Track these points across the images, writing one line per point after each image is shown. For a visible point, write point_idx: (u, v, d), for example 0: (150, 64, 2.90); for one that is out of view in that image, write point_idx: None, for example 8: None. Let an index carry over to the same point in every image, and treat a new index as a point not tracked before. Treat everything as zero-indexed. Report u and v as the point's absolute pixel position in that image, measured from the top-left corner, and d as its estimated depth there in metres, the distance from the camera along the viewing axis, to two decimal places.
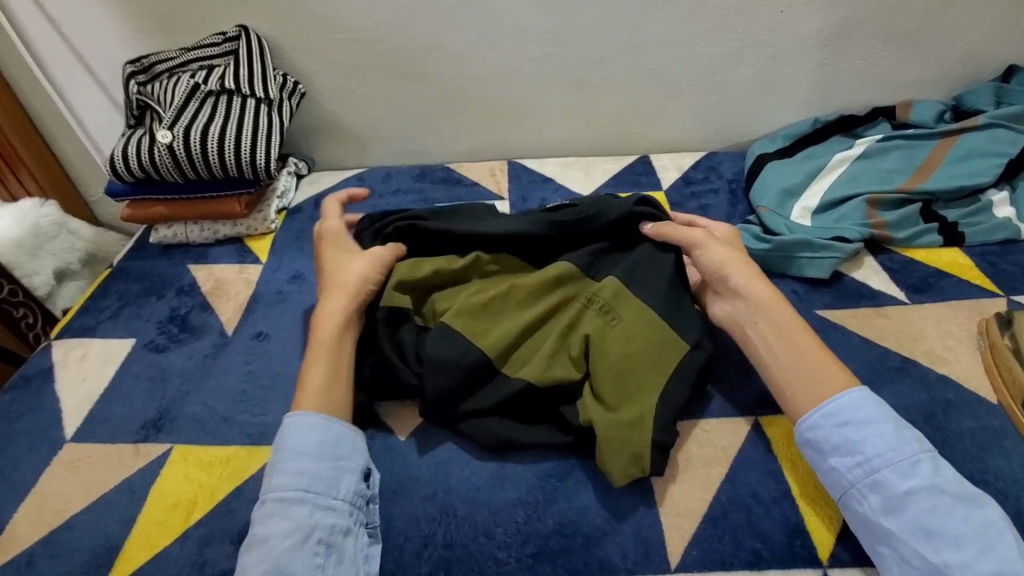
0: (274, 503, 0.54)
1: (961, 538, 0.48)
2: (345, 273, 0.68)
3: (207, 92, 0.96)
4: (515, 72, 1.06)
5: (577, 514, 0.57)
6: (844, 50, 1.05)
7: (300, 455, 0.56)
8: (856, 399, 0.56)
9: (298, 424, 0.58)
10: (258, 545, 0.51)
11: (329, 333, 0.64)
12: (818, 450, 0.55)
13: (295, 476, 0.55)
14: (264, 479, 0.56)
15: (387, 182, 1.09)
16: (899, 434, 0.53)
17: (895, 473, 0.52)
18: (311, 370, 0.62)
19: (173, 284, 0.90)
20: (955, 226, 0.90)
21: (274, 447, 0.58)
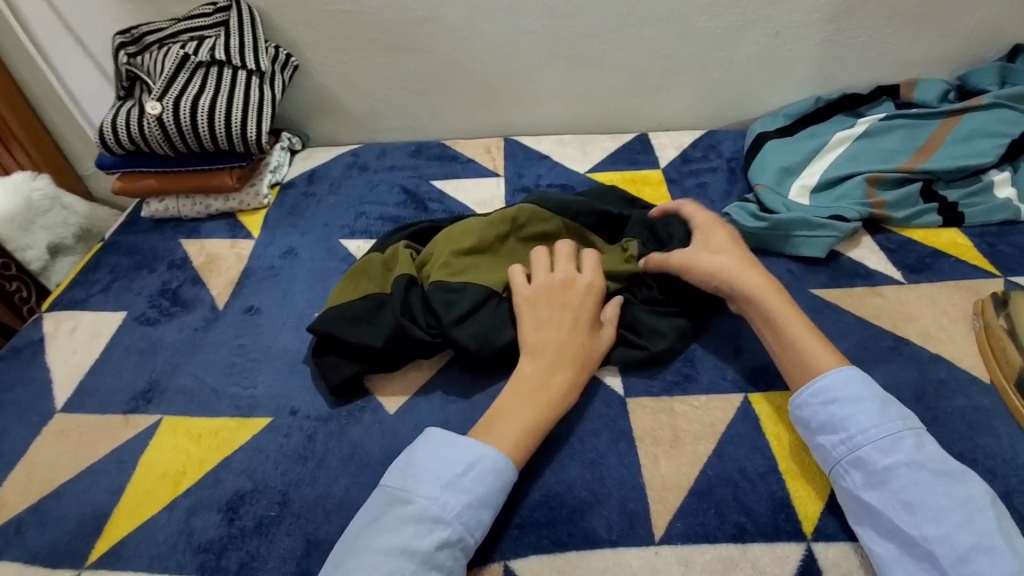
0: (453, 534, 0.50)
1: (940, 511, 0.47)
2: (581, 336, 0.63)
3: (197, 64, 0.95)
4: (511, 46, 1.04)
5: (563, 487, 0.57)
6: (849, 27, 1.02)
7: (492, 505, 0.52)
8: (843, 378, 0.56)
9: (508, 475, 0.53)
10: (421, 567, 0.48)
11: (564, 402, 0.59)
12: (808, 426, 0.56)
13: (478, 523, 0.51)
14: (450, 501, 0.51)
15: (381, 158, 1.08)
16: (884, 411, 0.53)
17: (876, 449, 0.52)
18: (525, 427, 0.56)
19: (165, 258, 0.89)
20: (956, 206, 0.89)
21: (470, 470, 0.52)
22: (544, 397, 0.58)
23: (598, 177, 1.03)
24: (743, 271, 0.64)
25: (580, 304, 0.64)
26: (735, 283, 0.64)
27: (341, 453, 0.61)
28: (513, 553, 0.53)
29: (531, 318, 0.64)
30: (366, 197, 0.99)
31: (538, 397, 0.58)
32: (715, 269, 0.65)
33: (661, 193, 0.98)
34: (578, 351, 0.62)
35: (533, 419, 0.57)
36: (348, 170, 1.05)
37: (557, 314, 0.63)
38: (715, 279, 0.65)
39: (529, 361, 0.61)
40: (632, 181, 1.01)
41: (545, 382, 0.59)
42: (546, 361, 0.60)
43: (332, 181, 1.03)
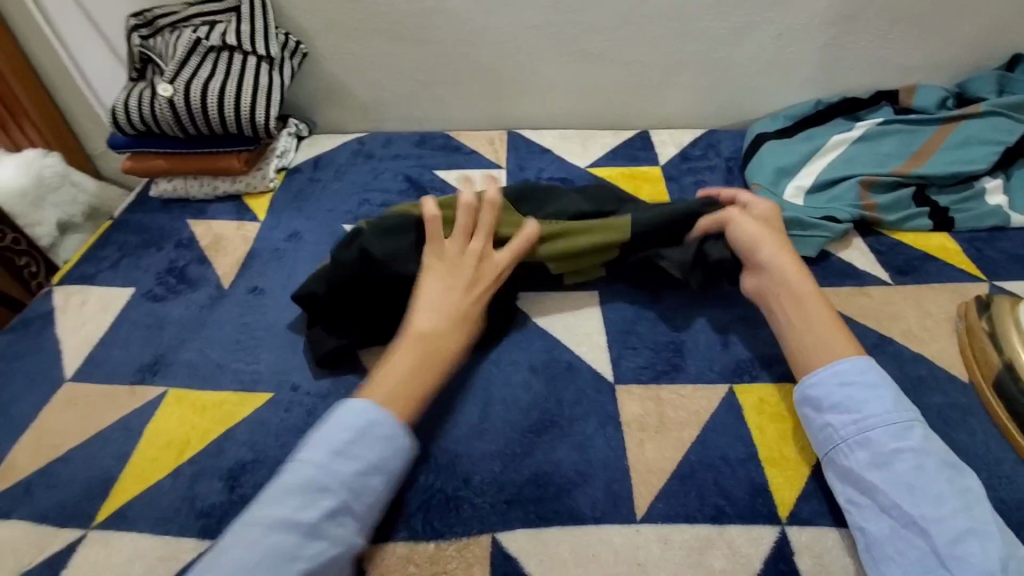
0: (339, 502, 0.52)
1: (940, 495, 0.50)
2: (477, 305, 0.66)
3: (208, 48, 0.96)
4: (517, 40, 1.06)
5: (551, 466, 0.59)
6: (850, 31, 1.04)
7: (383, 468, 0.55)
8: (861, 366, 0.58)
9: (396, 441, 0.56)
10: (304, 537, 0.49)
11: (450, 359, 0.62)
12: (819, 406, 0.58)
13: (365, 488, 0.54)
14: (337, 471, 0.53)
15: (387, 146, 1.11)
16: (897, 401, 0.56)
17: (887, 432, 0.54)
18: (413, 382, 0.59)
19: (172, 237, 0.92)
20: (947, 211, 0.91)
21: (361, 437, 0.55)
22: (436, 353, 0.61)
23: (598, 172, 1.05)
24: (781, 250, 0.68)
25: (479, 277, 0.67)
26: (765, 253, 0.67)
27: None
28: (501, 526, 0.55)
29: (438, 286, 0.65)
30: (371, 184, 1.01)
31: (429, 352, 0.61)
32: (753, 235, 0.69)
33: (659, 189, 1.00)
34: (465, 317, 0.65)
35: (417, 374, 0.60)
36: (353, 157, 1.08)
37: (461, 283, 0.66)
38: (751, 242, 0.68)
39: (423, 316, 0.63)
40: (632, 177, 1.03)
41: (439, 341, 0.62)
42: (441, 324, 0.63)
43: (337, 168, 1.05)
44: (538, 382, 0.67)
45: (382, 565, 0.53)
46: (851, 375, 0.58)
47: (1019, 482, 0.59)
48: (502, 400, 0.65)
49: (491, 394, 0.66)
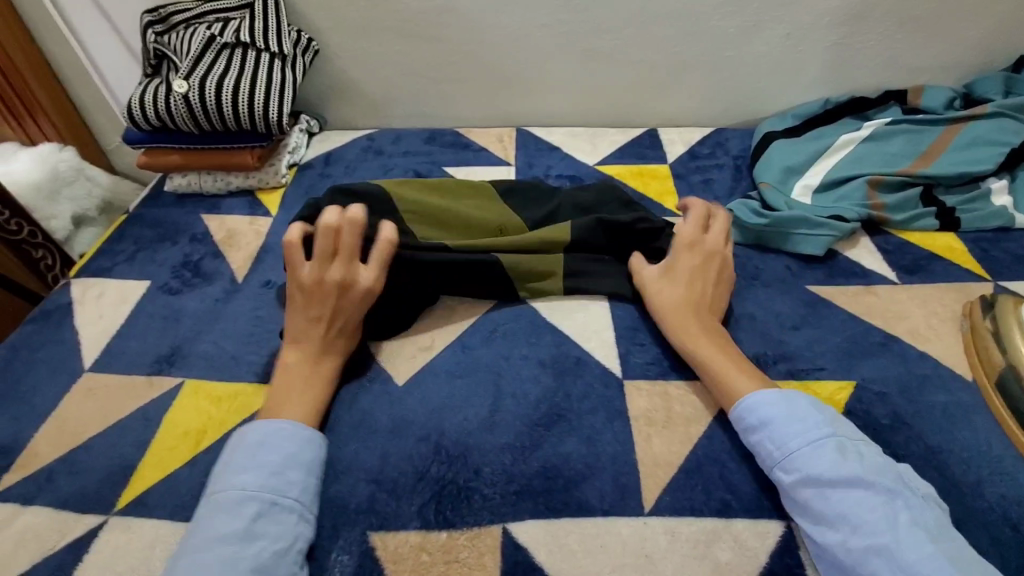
0: (264, 503, 0.52)
1: (839, 518, 0.50)
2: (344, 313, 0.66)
3: (222, 45, 0.98)
4: (527, 38, 1.07)
5: (560, 459, 0.60)
6: (859, 31, 1.04)
7: (297, 464, 0.56)
8: (770, 396, 0.58)
9: (301, 436, 0.58)
10: (243, 542, 0.49)
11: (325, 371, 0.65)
12: (750, 444, 0.58)
13: (289, 484, 0.54)
14: (247, 479, 0.53)
15: (396, 143, 1.12)
16: (810, 422, 0.55)
17: (782, 469, 0.55)
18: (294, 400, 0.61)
19: (186, 232, 0.93)
20: (953, 211, 0.91)
21: (260, 448, 0.56)
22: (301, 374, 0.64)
23: (606, 169, 1.06)
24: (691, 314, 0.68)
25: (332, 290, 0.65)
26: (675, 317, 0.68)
27: (351, 419, 0.65)
28: (511, 516, 0.56)
29: (302, 314, 0.66)
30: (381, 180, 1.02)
31: (297, 375, 0.63)
32: (660, 303, 0.70)
33: (667, 186, 1.01)
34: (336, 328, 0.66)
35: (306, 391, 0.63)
36: (363, 154, 1.09)
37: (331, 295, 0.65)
38: (661, 312, 0.69)
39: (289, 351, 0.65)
40: (640, 175, 1.04)
41: (298, 364, 0.64)
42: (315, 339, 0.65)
43: (348, 164, 1.06)
44: (547, 376, 0.68)
45: (395, 552, 0.55)
46: (763, 407, 0.58)
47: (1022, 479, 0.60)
48: (512, 394, 0.66)
49: (500, 388, 0.67)
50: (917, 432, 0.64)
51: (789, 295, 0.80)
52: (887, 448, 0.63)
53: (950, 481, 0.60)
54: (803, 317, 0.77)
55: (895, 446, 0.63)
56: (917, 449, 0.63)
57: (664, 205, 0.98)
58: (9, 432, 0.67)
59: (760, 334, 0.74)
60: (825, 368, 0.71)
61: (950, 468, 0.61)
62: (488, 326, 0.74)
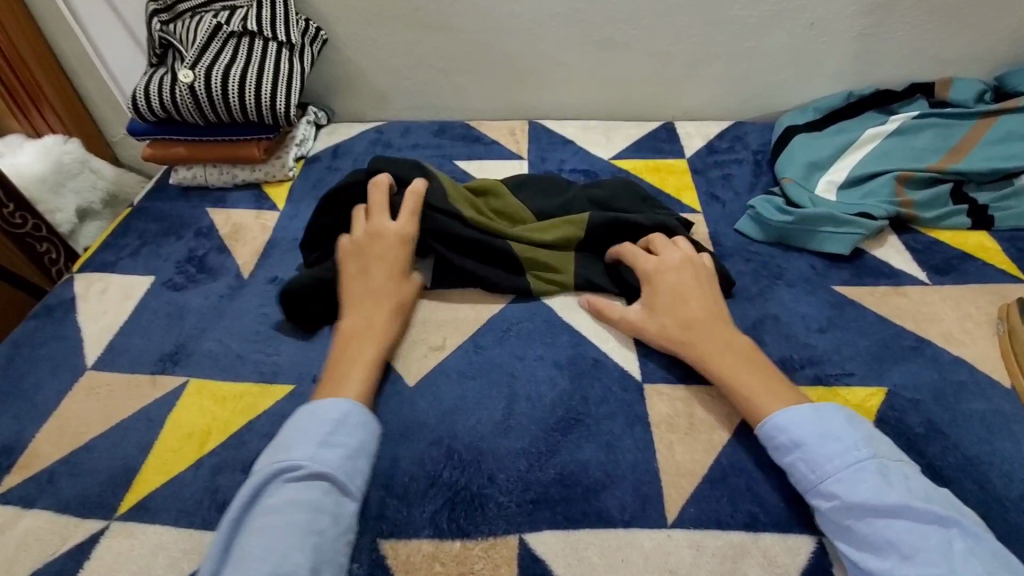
0: (335, 484, 0.52)
1: (887, 545, 0.47)
2: (398, 289, 0.68)
3: (229, 34, 0.95)
4: (540, 28, 1.04)
5: (579, 467, 0.58)
6: (887, 21, 1.00)
7: (365, 450, 0.55)
8: (803, 412, 0.55)
9: (374, 426, 0.57)
10: (312, 514, 0.49)
11: (378, 338, 0.64)
12: (784, 466, 0.55)
13: (357, 470, 0.54)
14: (331, 454, 0.53)
15: (406, 136, 1.09)
16: (849, 441, 0.52)
17: (820, 493, 0.52)
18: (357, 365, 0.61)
19: (192, 226, 0.91)
20: (985, 209, 0.88)
21: (342, 424, 0.55)
22: (360, 339, 0.63)
23: (622, 164, 1.03)
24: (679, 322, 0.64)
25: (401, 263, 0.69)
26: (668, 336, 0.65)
27: None
28: (528, 526, 0.54)
29: (358, 282, 0.67)
30: None
31: (356, 340, 0.63)
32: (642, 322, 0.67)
33: (685, 182, 0.98)
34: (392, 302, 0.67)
35: (364, 354, 0.62)
36: (372, 147, 1.06)
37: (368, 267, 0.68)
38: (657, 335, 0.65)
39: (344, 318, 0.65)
40: (657, 169, 1.01)
41: (364, 326, 0.64)
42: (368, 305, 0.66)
43: (356, 157, 1.04)
44: (564, 379, 0.65)
45: (407, 561, 0.52)
46: (794, 425, 0.55)
47: None
48: (526, 396, 0.64)
49: (514, 390, 0.64)
50: (953, 442, 0.61)
51: (815, 295, 0.77)
52: (922, 458, 0.59)
53: (990, 494, 0.57)
54: (830, 319, 0.74)
55: (931, 456, 0.60)
56: (953, 459, 0.60)
57: (682, 201, 0.95)
58: (10, 431, 0.65)
59: (785, 337, 0.71)
60: (854, 373, 0.68)
61: (989, 481, 0.58)
62: (500, 325, 0.71)
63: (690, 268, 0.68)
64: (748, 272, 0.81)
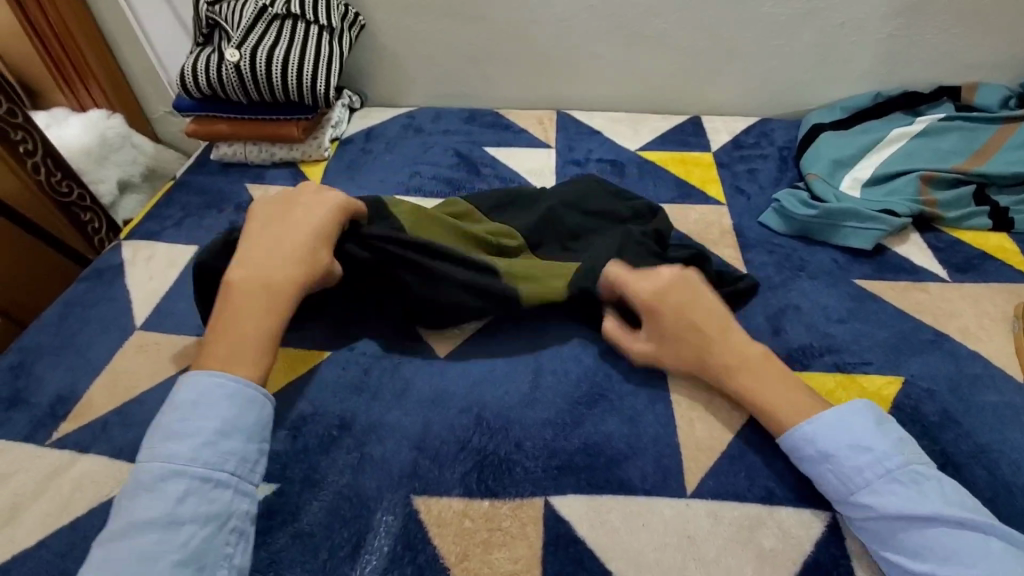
0: (196, 480, 0.51)
1: (924, 553, 0.49)
2: (314, 250, 0.63)
3: (273, 15, 0.98)
4: (573, 19, 1.06)
5: (602, 438, 0.60)
6: (918, 22, 1.01)
7: (233, 432, 0.54)
8: (832, 420, 0.55)
9: (235, 398, 0.55)
10: (167, 526, 0.48)
11: (270, 311, 0.60)
12: (816, 478, 0.55)
13: (224, 454, 0.53)
14: (180, 452, 0.52)
15: (436, 121, 1.12)
16: (880, 450, 0.53)
17: (852, 502, 0.53)
18: (245, 334, 0.58)
19: (232, 200, 0.94)
20: (1007, 211, 0.88)
21: (192, 411, 0.54)
22: (253, 303, 0.60)
23: (648, 155, 1.05)
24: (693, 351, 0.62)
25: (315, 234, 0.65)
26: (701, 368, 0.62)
27: (393, 386, 0.65)
28: (554, 491, 0.57)
29: (271, 241, 0.64)
30: (421, 158, 1.03)
31: (249, 302, 0.60)
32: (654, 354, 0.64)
33: (710, 175, 1.00)
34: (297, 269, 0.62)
35: (255, 320, 0.59)
36: (403, 131, 1.09)
37: (287, 233, 0.64)
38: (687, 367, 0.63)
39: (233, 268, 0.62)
40: (683, 162, 1.03)
41: (260, 288, 0.61)
42: (273, 267, 0.62)
43: (388, 140, 1.07)
44: (589, 357, 0.68)
45: (439, 516, 0.55)
46: (827, 438, 0.55)
47: None
48: (553, 371, 0.66)
49: (542, 364, 0.67)
50: (966, 431, 0.63)
51: (836, 288, 0.78)
52: (935, 445, 0.61)
53: (1002, 482, 0.59)
54: (850, 311, 0.75)
55: (945, 443, 0.61)
56: (966, 447, 0.61)
57: (706, 193, 0.96)
58: (66, 383, 0.70)
59: (805, 326, 0.73)
60: (872, 362, 0.69)
61: (1001, 469, 0.59)
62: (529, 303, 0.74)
63: (685, 283, 0.64)
64: (770, 263, 0.83)
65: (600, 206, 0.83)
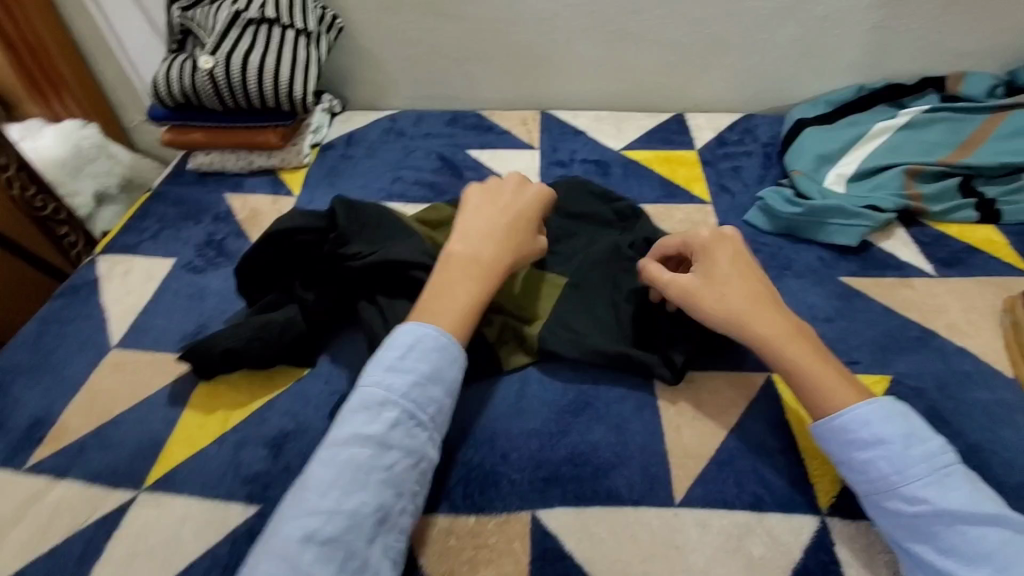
0: (403, 414, 0.52)
1: (977, 557, 0.46)
2: (523, 234, 0.65)
3: (248, 21, 0.95)
4: (555, 18, 1.05)
5: (589, 448, 0.59)
6: (899, 14, 1.01)
7: (435, 381, 0.55)
8: (862, 418, 0.53)
9: (450, 353, 0.56)
10: (377, 448, 0.50)
11: (486, 281, 0.61)
12: (840, 469, 0.54)
13: (428, 399, 0.54)
14: (396, 382, 0.53)
15: (419, 124, 1.11)
16: (910, 454, 0.51)
17: (901, 496, 0.50)
18: (461, 298, 0.59)
19: (210, 211, 0.92)
20: (993, 203, 0.88)
21: (411, 351, 0.55)
22: (468, 269, 0.61)
23: (632, 155, 1.04)
24: (754, 321, 0.58)
25: (530, 245, 0.66)
26: (747, 330, 0.59)
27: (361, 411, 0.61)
28: (540, 504, 0.56)
29: (482, 216, 0.65)
30: (403, 162, 1.02)
31: (463, 267, 0.61)
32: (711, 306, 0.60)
33: (694, 173, 0.99)
34: (507, 264, 0.63)
35: (465, 289, 0.59)
36: (385, 135, 1.08)
37: (497, 212, 0.66)
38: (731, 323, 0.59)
39: (458, 240, 0.63)
40: (667, 160, 1.02)
41: (470, 257, 0.62)
42: (489, 242, 0.63)
43: (370, 145, 1.06)
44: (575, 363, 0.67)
45: (423, 534, 0.54)
46: (854, 436, 0.53)
47: None
48: (537, 381, 0.65)
49: (527, 373, 0.66)
50: (956, 430, 0.62)
51: (822, 286, 0.78)
52: None
53: (993, 481, 0.58)
54: (836, 309, 0.75)
55: None
56: (956, 447, 0.61)
57: (692, 192, 0.96)
58: (41, 404, 0.68)
59: None
60: (858, 362, 0.69)
61: (992, 468, 0.59)
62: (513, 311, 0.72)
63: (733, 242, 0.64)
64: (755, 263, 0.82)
65: (585, 211, 0.82)
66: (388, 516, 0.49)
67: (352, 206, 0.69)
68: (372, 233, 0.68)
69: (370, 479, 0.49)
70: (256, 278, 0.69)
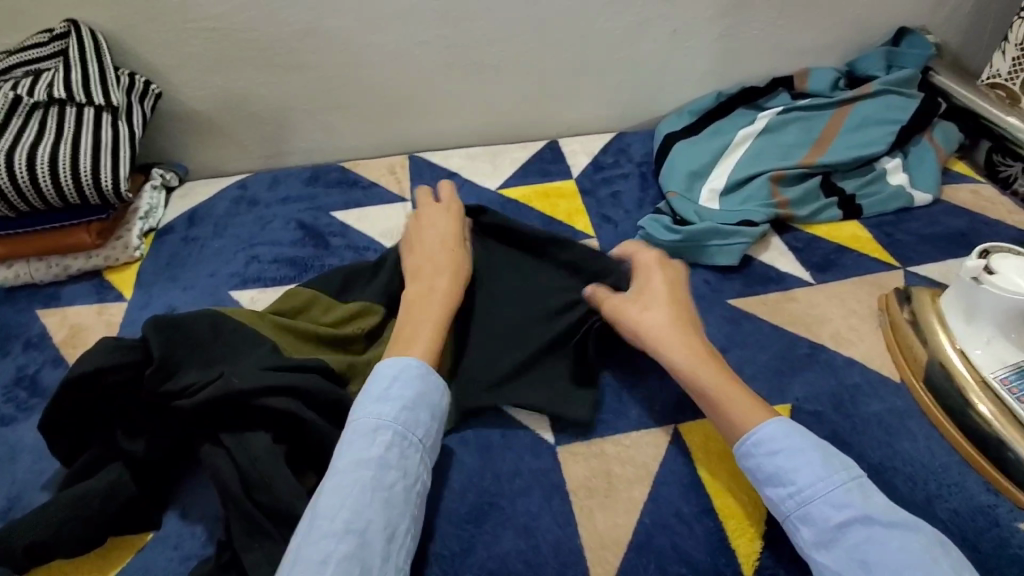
0: (396, 436, 0.52)
1: (898, 567, 0.45)
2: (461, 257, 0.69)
3: (33, 106, 0.81)
4: (405, 57, 0.97)
5: (497, 562, 0.53)
6: (742, 21, 1.03)
7: (419, 405, 0.54)
8: (785, 427, 0.53)
9: (433, 379, 0.57)
10: (378, 470, 0.50)
11: (444, 306, 0.63)
12: (757, 479, 0.53)
13: (417, 423, 0.54)
14: (385, 409, 0.53)
15: (273, 189, 0.99)
16: (830, 463, 0.51)
17: (827, 504, 0.49)
18: (430, 324, 0.61)
19: (19, 337, 0.77)
20: (853, 199, 0.92)
21: (395, 380, 0.55)
22: (426, 300, 0.63)
23: (510, 193, 0.99)
24: (679, 337, 0.61)
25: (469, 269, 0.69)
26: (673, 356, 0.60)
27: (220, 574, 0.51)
28: None
29: (425, 250, 0.69)
30: (259, 237, 0.90)
31: (422, 298, 0.63)
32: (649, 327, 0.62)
33: (575, 206, 0.95)
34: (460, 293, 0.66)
35: (430, 316, 0.62)
36: (235, 207, 0.95)
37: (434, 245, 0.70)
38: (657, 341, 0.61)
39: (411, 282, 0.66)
40: (546, 195, 0.98)
41: (427, 287, 0.65)
42: (437, 274, 0.66)
43: (217, 222, 0.93)
44: (472, 457, 0.60)
45: None
46: (777, 439, 0.53)
47: (967, 487, 0.59)
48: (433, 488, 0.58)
49: None
50: (857, 453, 0.62)
51: (712, 313, 0.77)
52: None
53: (900, 501, 0.58)
54: (728, 337, 0.74)
55: None
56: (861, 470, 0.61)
57: (575, 226, 0.92)
58: None
59: None
60: (758, 392, 0.68)
61: (897, 487, 0.59)
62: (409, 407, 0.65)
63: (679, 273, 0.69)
64: None
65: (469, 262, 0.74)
66: (395, 535, 0.48)
67: (176, 323, 0.59)
68: (206, 353, 0.58)
69: (375, 501, 0.48)
70: (69, 428, 0.56)
